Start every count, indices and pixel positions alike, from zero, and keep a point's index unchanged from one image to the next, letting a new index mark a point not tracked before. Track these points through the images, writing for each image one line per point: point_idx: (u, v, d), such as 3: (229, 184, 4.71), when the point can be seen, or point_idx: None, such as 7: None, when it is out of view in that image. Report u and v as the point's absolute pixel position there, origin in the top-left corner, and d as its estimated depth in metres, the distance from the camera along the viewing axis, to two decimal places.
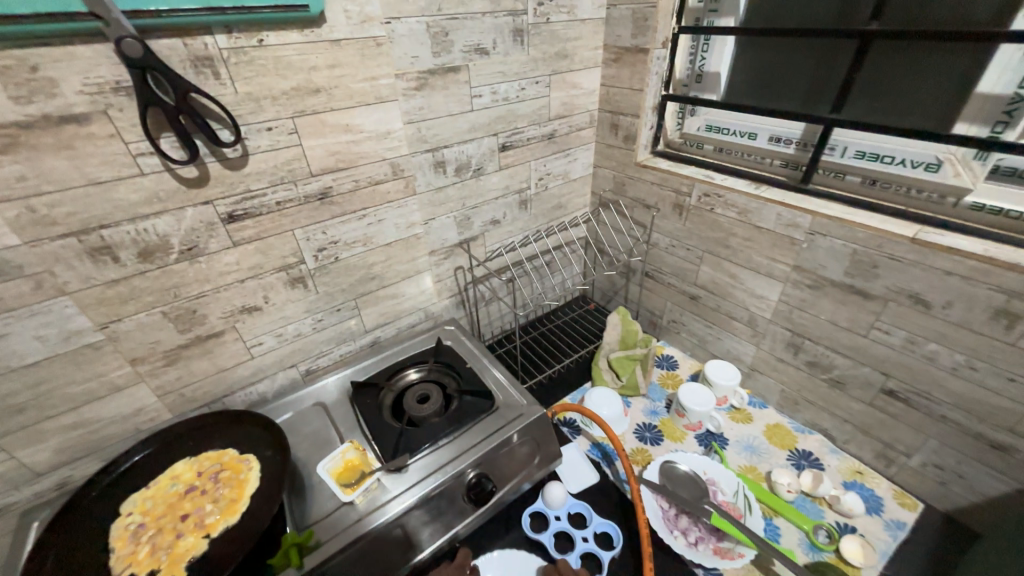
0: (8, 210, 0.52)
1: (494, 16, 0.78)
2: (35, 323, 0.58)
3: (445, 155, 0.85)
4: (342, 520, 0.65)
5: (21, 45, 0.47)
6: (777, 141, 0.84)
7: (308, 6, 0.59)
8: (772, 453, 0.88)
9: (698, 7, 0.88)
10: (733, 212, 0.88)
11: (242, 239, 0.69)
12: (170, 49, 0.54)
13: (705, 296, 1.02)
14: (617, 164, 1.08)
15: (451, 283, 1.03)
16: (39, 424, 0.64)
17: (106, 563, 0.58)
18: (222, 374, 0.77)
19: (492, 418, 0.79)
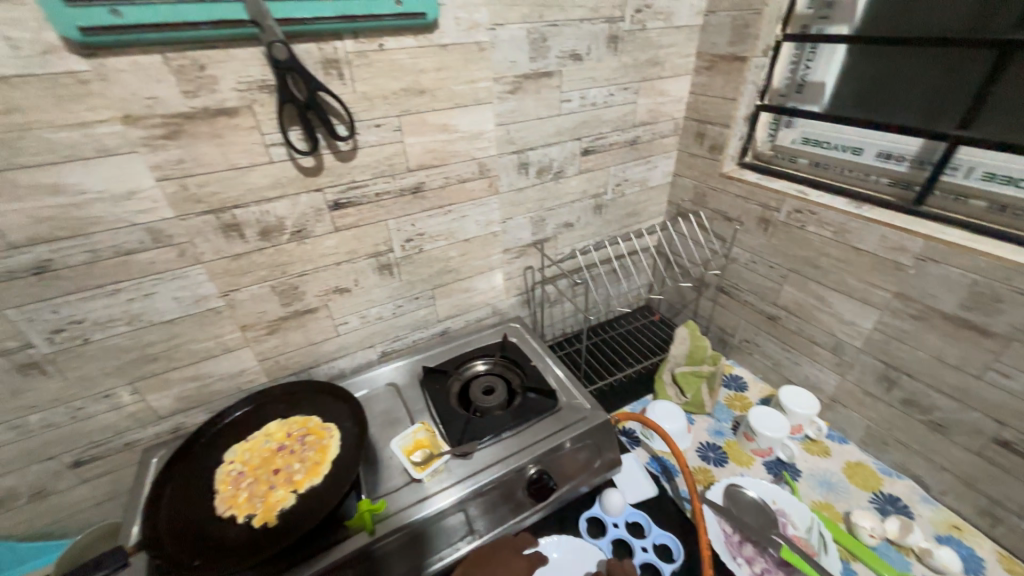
0: (167, 187, 0.60)
1: (591, 23, 0.80)
2: (175, 286, 0.67)
3: (530, 157, 0.88)
4: (410, 496, 0.69)
5: (195, 47, 0.54)
6: (887, 158, 0.79)
7: (425, 14, 0.64)
8: (852, 493, 0.82)
9: (807, 14, 0.84)
10: (828, 231, 0.83)
11: (343, 226, 0.75)
12: (307, 52, 0.60)
13: (786, 318, 0.97)
14: (699, 174, 1.05)
15: (521, 282, 1.05)
16: (167, 373, 0.73)
17: (212, 502, 0.65)
18: (312, 347, 0.84)
19: (555, 418, 0.80)
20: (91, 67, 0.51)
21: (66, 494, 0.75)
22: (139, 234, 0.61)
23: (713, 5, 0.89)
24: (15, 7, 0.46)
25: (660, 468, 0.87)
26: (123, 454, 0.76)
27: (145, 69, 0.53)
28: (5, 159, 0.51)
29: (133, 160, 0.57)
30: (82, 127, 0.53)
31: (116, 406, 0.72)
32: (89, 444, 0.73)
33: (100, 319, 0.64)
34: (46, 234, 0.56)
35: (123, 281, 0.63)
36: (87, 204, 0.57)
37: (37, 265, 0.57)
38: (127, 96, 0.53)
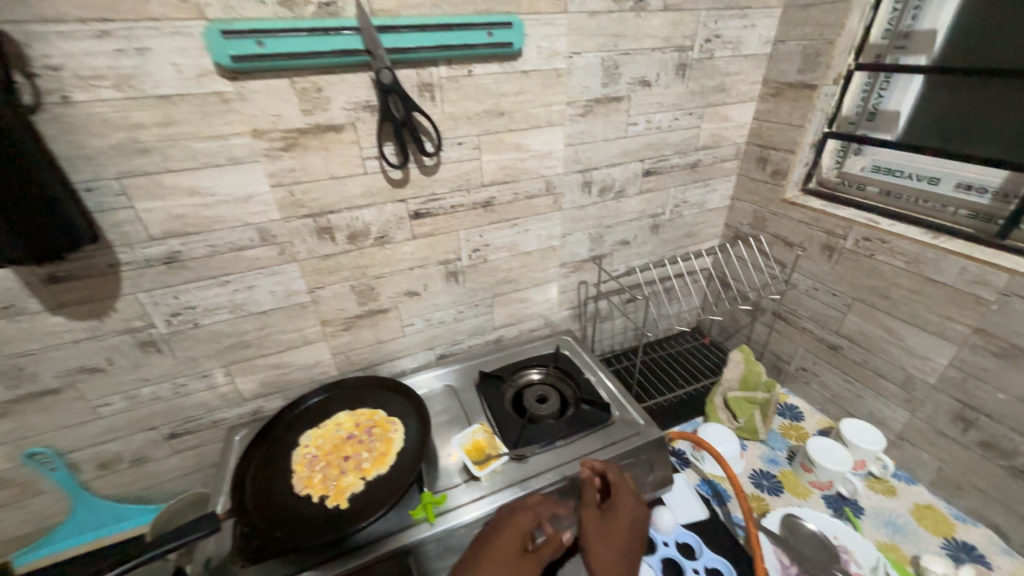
0: (278, 193, 0.68)
1: (662, 52, 0.84)
2: (272, 280, 0.74)
3: (594, 176, 0.92)
4: (468, 493, 0.71)
5: (316, 73, 0.62)
6: (967, 189, 0.77)
7: (512, 43, 0.69)
8: (921, 537, 0.78)
9: (880, 44, 0.84)
10: (900, 260, 0.81)
11: (420, 234, 0.81)
12: (406, 77, 0.67)
13: (849, 348, 0.94)
14: (759, 198, 1.05)
15: (574, 296, 1.07)
16: (255, 359, 0.81)
17: (290, 481, 0.71)
18: (380, 345, 0.90)
19: (609, 430, 0.81)
20: (233, 88, 0.59)
21: (160, 463, 0.83)
22: (250, 233, 0.69)
23: (783, 35, 0.91)
24: (184, 38, 0.54)
25: (711, 491, 0.86)
26: (210, 430, 0.84)
27: (275, 90, 0.61)
28: (157, 164, 0.59)
29: (254, 168, 0.65)
30: (219, 139, 0.61)
31: (211, 385, 0.79)
32: (185, 419, 0.81)
33: (209, 306, 0.72)
34: (178, 229, 0.65)
35: (232, 274, 0.71)
36: (214, 205, 0.65)
37: (168, 255, 0.66)
38: (258, 113, 0.62)
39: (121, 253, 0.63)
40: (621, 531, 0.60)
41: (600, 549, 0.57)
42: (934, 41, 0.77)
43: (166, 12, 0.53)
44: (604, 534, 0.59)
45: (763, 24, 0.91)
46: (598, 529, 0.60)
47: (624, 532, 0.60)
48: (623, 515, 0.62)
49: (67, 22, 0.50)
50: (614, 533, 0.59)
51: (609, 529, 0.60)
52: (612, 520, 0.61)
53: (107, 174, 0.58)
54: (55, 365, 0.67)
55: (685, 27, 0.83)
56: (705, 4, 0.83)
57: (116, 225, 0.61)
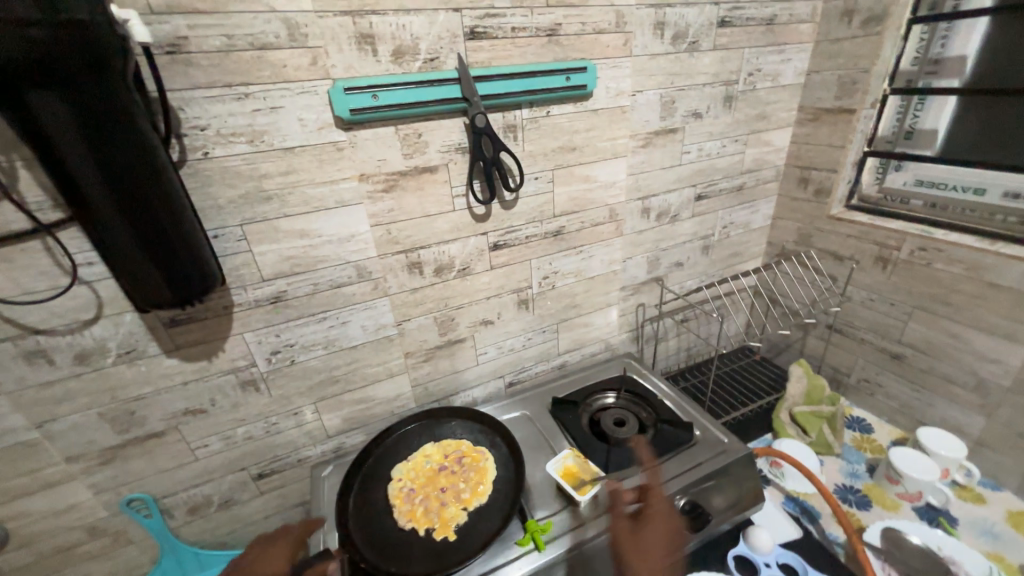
0: (377, 232, 0.72)
1: (712, 87, 0.91)
2: (365, 315, 0.77)
3: (652, 202, 0.97)
4: (566, 521, 0.70)
5: (419, 120, 0.68)
6: (1016, 197, 0.81)
7: (586, 85, 0.75)
8: (1023, 545, 0.77)
9: (911, 70, 0.91)
10: (960, 268, 0.84)
11: (498, 264, 0.85)
12: (495, 120, 0.72)
13: (913, 356, 0.96)
14: (803, 216, 1.10)
15: (633, 318, 1.10)
16: (343, 395, 0.82)
17: (392, 517, 0.70)
18: (455, 375, 0.92)
19: (694, 450, 0.81)
20: (347, 138, 0.64)
21: (246, 505, 0.82)
22: (349, 270, 0.72)
23: (816, 66, 0.99)
24: (310, 96, 0.60)
25: (799, 509, 0.86)
26: (295, 468, 0.84)
27: (382, 138, 0.66)
28: (277, 210, 0.64)
29: (358, 209, 0.69)
30: (330, 184, 0.66)
31: (300, 422, 0.80)
32: (273, 458, 0.81)
33: (306, 343, 0.74)
34: (287, 270, 0.68)
35: (329, 310, 0.74)
36: (321, 245, 0.69)
37: (275, 295, 0.69)
38: (365, 159, 0.66)
39: (235, 294, 0.66)
40: (659, 540, 0.60)
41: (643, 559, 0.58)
42: (965, 64, 0.83)
43: (298, 74, 0.58)
44: (638, 547, 0.59)
45: (797, 57, 0.98)
46: (631, 543, 0.60)
47: (662, 539, 0.60)
48: (654, 524, 0.62)
49: (217, 87, 0.55)
50: (650, 541, 0.60)
51: (643, 540, 0.60)
52: (645, 530, 0.62)
53: (232, 222, 0.62)
54: (163, 408, 0.68)
55: (731, 64, 0.90)
56: (748, 43, 0.90)
57: (235, 268, 0.64)
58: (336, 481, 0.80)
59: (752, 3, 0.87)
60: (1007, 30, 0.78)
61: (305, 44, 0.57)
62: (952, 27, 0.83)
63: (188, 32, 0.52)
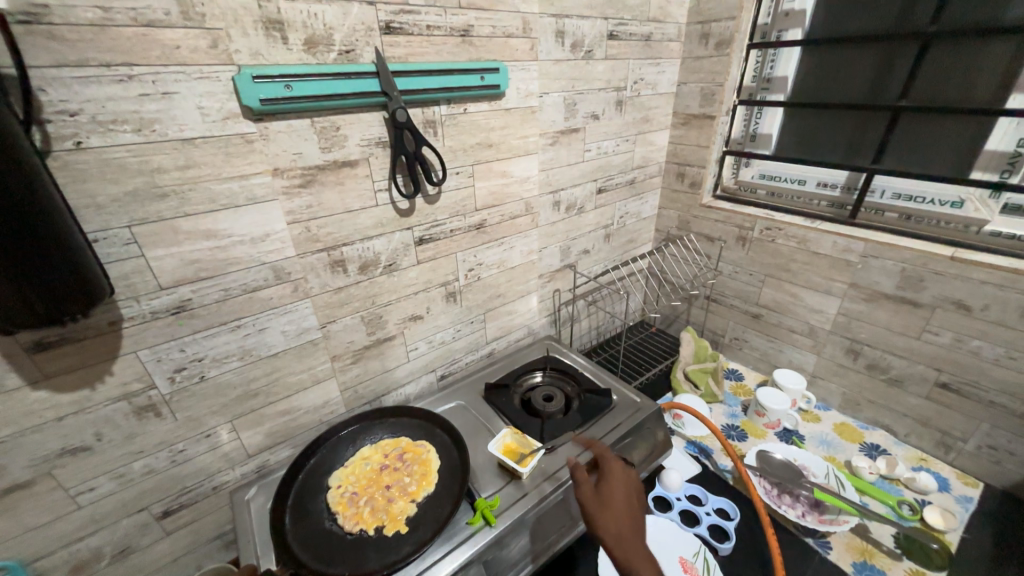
0: (295, 229, 0.68)
1: (606, 92, 1.02)
2: (285, 319, 0.72)
3: (562, 196, 1.06)
4: (512, 494, 0.74)
5: (337, 113, 0.66)
6: (825, 185, 1.06)
7: (499, 85, 0.80)
8: (846, 446, 1.02)
9: (752, 86, 1.13)
10: (793, 242, 1.08)
11: (424, 259, 0.86)
12: (414, 115, 0.73)
13: (767, 314, 1.20)
14: (682, 205, 1.29)
15: (551, 303, 1.18)
16: (264, 408, 0.76)
17: (336, 524, 0.68)
18: (386, 374, 0.90)
19: (614, 412, 0.92)
20: (257, 130, 0.60)
21: (148, 551, 0.71)
22: (264, 272, 0.67)
23: (683, 78, 1.17)
24: (211, 83, 0.55)
25: (697, 449, 1.01)
26: (210, 499, 0.75)
27: (297, 130, 0.63)
28: (175, 209, 0.57)
29: (272, 206, 0.65)
30: (240, 179, 0.61)
31: (214, 445, 0.72)
32: (181, 491, 0.71)
33: (217, 356, 0.67)
34: (191, 275, 0.61)
35: (244, 317, 0.68)
36: (230, 246, 0.63)
37: (177, 305, 0.61)
38: (279, 153, 0.63)
39: (125, 307, 0.57)
40: (623, 503, 0.65)
41: (610, 517, 0.62)
42: (787, 83, 1.06)
43: (195, 57, 0.53)
44: (605, 509, 0.64)
45: (669, 70, 1.15)
46: (598, 504, 0.64)
47: (623, 501, 0.66)
48: (616, 487, 0.68)
49: (91, 66, 0.48)
50: (614, 504, 0.65)
51: (609, 500, 0.65)
52: (611, 492, 0.67)
53: (118, 222, 0.54)
54: (29, 452, 0.56)
55: (620, 72, 1.03)
56: (632, 55, 1.04)
57: (123, 276, 0.56)
58: (263, 502, 0.74)
59: (633, 20, 1.00)
60: (811, 58, 1.02)
61: (202, 25, 0.52)
62: (776, 53, 1.06)
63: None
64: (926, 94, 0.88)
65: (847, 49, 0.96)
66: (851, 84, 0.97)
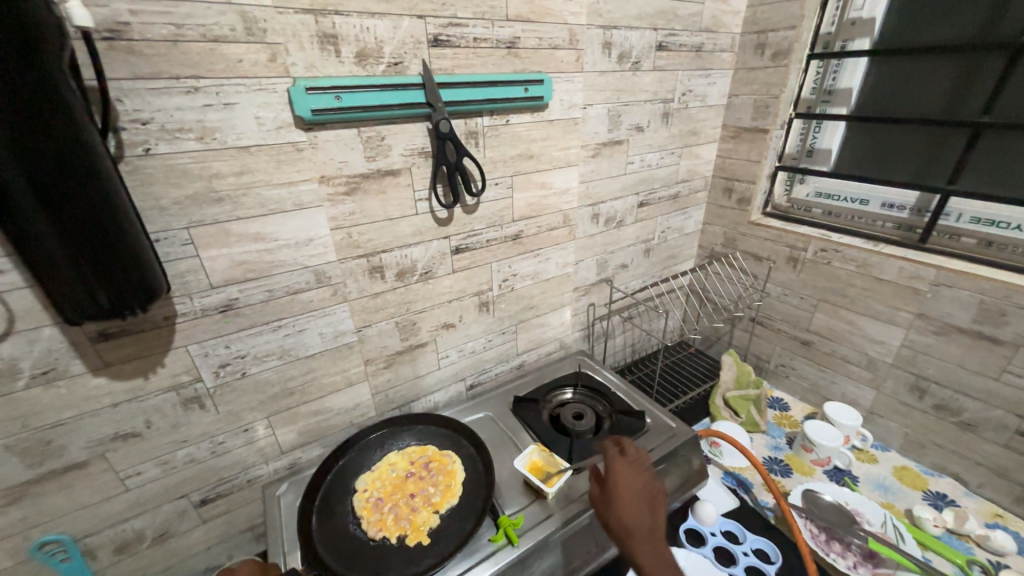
0: (337, 235, 0.70)
1: (652, 103, 1.00)
2: (323, 322, 0.74)
3: (601, 209, 1.04)
4: (536, 514, 0.72)
5: (382, 123, 0.67)
6: (890, 207, 0.98)
7: (543, 97, 0.80)
8: (906, 492, 0.93)
9: (811, 98, 1.07)
10: (852, 265, 1.00)
11: (459, 268, 0.86)
12: (457, 125, 0.74)
13: (818, 341, 1.12)
14: (728, 222, 1.24)
15: (585, 317, 1.16)
16: (298, 407, 0.78)
17: (360, 528, 0.68)
18: (416, 381, 0.91)
19: (647, 436, 0.88)
20: (307, 139, 0.62)
21: (185, 537, 0.75)
22: (307, 275, 0.69)
23: (735, 90, 1.12)
24: (268, 94, 0.57)
25: (735, 482, 0.95)
26: (243, 491, 0.78)
27: (344, 140, 0.65)
28: (228, 213, 0.60)
29: (317, 212, 0.67)
30: (289, 186, 0.63)
31: (251, 440, 0.75)
32: (218, 481, 0.74)
33: (258, 354, 0.70)
34: (239, 276, 0.64)
35: (285, 318, 0.70)
36: (276, 249, 0.65)
37: (225, 303, 0.64)
38: (326, 161, 0.65)
39: (179, 304, 0.61)
40: (632, 496, 0.58)
41: (621, 515, 0.57)
42: (851, 95, 1.00)
43: (255, 70, 0.56)
44: (614, 502, 0.58)
45: (720, 81, 1.11)
46: (607, 499, 0.59)
47: (632, 493, 0.59)
48: (623, 475, 0.61)
49: (163, 78, 0.51)
50: (625, 498, 0.58)
51: (618, 494, 0.59)
52: (618, 485, 0.60)
53: (177, 224, 0.57)
54: (87, 434, 0.60)
55: (668, 83, 1.00)
56: (681, 66, 1.01)
57: (179, 274, 0.59)
58: (293, 499, 0.76)
59: (684, 31, 0.97)
60: (879, 70, 0.95)
61: (263, 40, 0.55)
62: (840, 65, 0.99)
63: (130, 17, 0.48)
64: (1014, 109, 0.79)
65: (921, 61, 0.89)
66: (926, 97, 0.90)
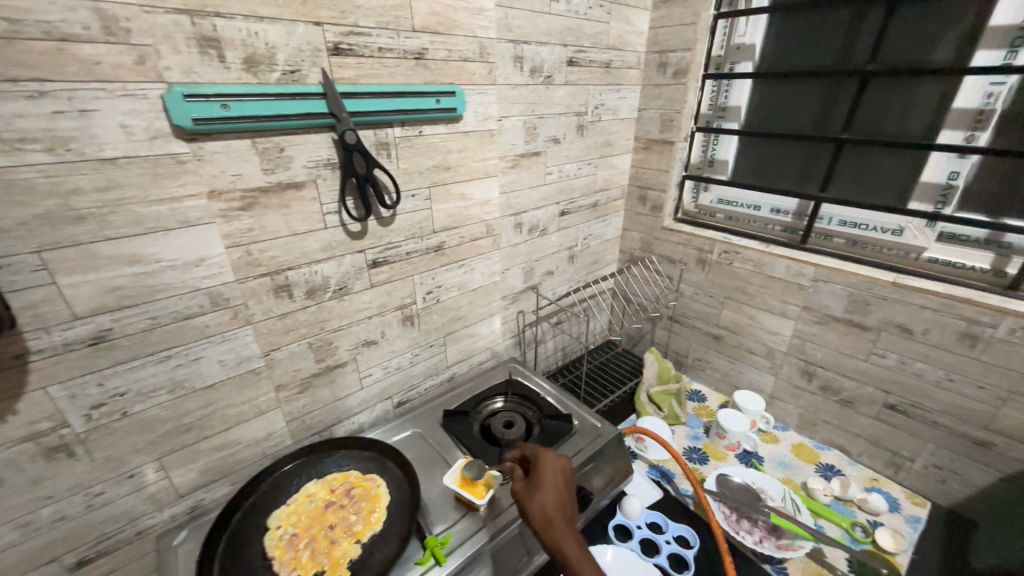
0: (234, 254, 0.64)
1: (567, 116, 1.04)
2: (223, 348, 0.68)
3: (524, 218, 1.06)
4: (465, 530, 0.71)
5: (280, 134, 0.63)
6: (777, 212, 1.10)
7: (456, 109, 0.80)
8: (803, 467, 1.04)
9: (708, 114, 1.17)
10: (750, 265, 1.11)
11: (378, 282, 0.83)
12: (366, 136, 0.72)
13: (727, 335, 1.22)
14: (645, 228, 1.31)
15: (514, 325, 1.17)
16: (197, 444, 0.70)
17: (272, 570, 0.63)
18: (337, 403, 0.86)
19: (575, 438, 0.90)
20: (190, 150, 0.57)
21: None
22: (199, 298, 0.63)
23: (644, 104, 1.20)
24: (137, 100, 0.52)
25: (659, 474, 1.01)
26: (133, 545, 0.69)
27: (236, 151, 0.60)
28: (94, 233, 0.53)
29: (208, 229, 0.61)
30: (170, 201, 0.57)
31: (138, 486, 0.66)
32: (97, 538, 0.65)
33: (143, 389, 0.62)
34: (112, 303, 0.57)
35: (175, 347, 0.63)
36: (158, 272, 0.59)
37: (95, 335, 0.56)
38: (215, 174, 0.60)
39: (32, 339, 0.52)
40: (553, 488, 0.63)
41: (543, 505, 0.60)
42: (740, 112, 1.10)
43: (118, 74, 0.50)
44: (536, 493, 0.62)
45: (630, 96, 1.18)
46: (529, 492, 0.63)
47: (554, 486, 0.63)
48: (546, 470, 0.65)
49: None
50: (547, 487, 0.62)
51: (541, 486, 0.63)
52: (541, 478, 0.64)
53: (24, 247, 0.49)
54: None
55: (580, 98, 1.05)
56: (592, 81, 1.06)
57: (32, 305, 0.51)
58: (193, 548, 0.68)
59: (592, 48, 1.02)
60: (761, 90, 1.06)
61: (127, 40, 0.49)
62: (730, 84, 1.10)
63: None
64: (867, 127, 0.92)
65: (795, 83, 1.00)
66: (799, 115, 1.02)
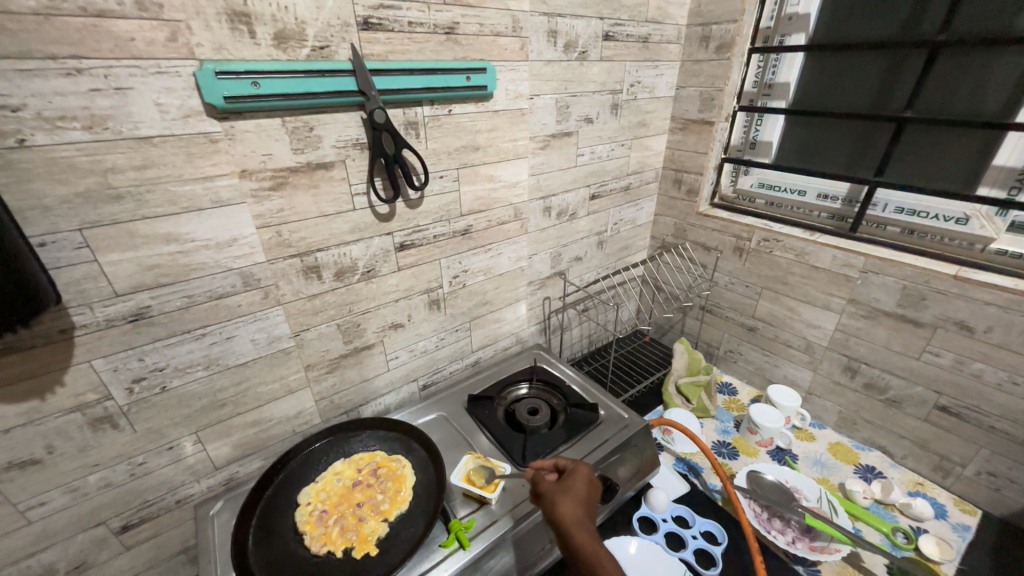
0: (265, 234, 0.65)
1: (601, 94, 0.99)
2: (255, 327, 0.69)
3: (553, 202, 1.03)
4: (489, 516, 0.71)
5: (310, 112, 0.63)
6: (825, 197, 1.02)
7: (486, 86, 0.77)
8: (840, 467, 0.99)
9: (753, 91, 1.09)
10: (791, 254, 1.05)
11: (405, 265, 0.82)
12: (395, 115, 0.70)
13: (762, 327, 1.17)
14: (678, 213, 1.26)
15: (540, 311, 1.15)
16: (231, 419, 0.72)
17: (303, 544, 0.64)
18: (364, 384, 0.87)
19: (600, 428, 0.88)
20: (222, 129, 0.57)
21: (106, 566, 0.68)
22: (232, 278, 0.64)
23: (682, 82, 1.13)
24: (170, 78, 0.51)
25: (686, 467, 0.98)
26: (173, 512, 0.72)
27: (266, 130, 0.60)
28: (131, 212, 0.54)
29: (239, 209, 0.61)
30: (204, 180, 0.57)
31: (177, 457, 0.69)
32: (140, 505, 0.68)
33: (180, 365, 0.64)
34: (150, 281, 0.58)
35: (209, 325, 0.64)
36: (193, 251, 0.59)
37: (135, 312, 0.58)
38: (247, 153, 0.59)
39: (76, 314, 0.54)
40: (584, 494, 0.61)
41: (572, 506, 0.59)
42: (789, 89, 1.03)
43: (151, 50, 0.49)
44: (565, 494, 0.60)
45: (668, 73, 1.12)
46: (559, 491, 0.60)
47: (585, 492, 0.61)
48: (579, 475, 0.63)
49: (35, 58, 0.44)
50: (577, 491, 0.61)
51: (571, 489, 0.61)
52: (571, 483, 0.62)
53: (67, 225, 0.50)
54: None
55: (616, 74, 1.00)
56: (629, 56, 1.00)
57: (75, 282, 0.53)
58: (228, 518, 0.70)
59: (630, 21, 0.96)
60: (814, 66, 0.98)
61: (159, 16, 0.49)
62: (779, 59, 1.02)
63: None
64: (935, 106, 0.84)
65: (852, 56, 0.92)
66: (856, 92, 0.94)
